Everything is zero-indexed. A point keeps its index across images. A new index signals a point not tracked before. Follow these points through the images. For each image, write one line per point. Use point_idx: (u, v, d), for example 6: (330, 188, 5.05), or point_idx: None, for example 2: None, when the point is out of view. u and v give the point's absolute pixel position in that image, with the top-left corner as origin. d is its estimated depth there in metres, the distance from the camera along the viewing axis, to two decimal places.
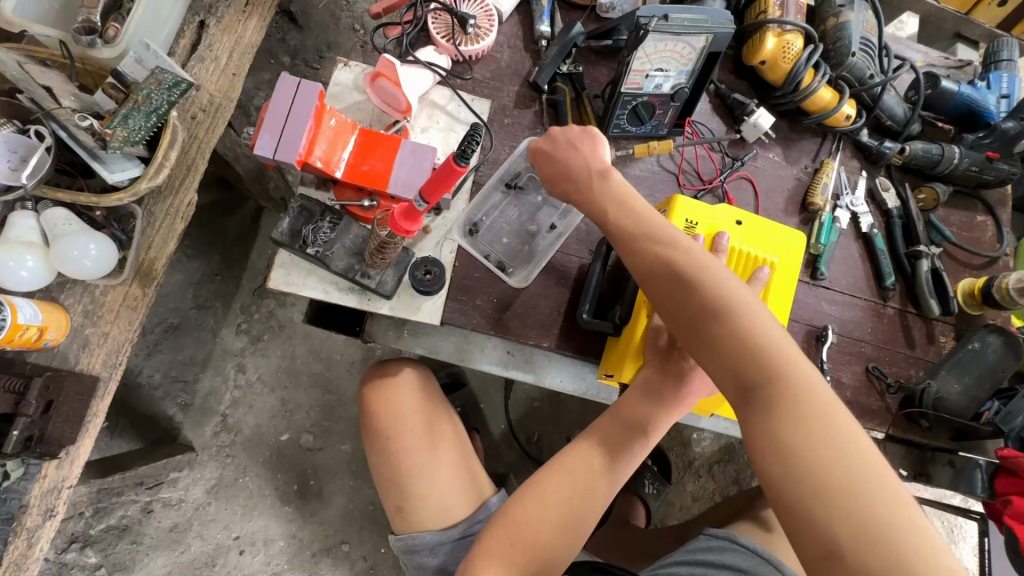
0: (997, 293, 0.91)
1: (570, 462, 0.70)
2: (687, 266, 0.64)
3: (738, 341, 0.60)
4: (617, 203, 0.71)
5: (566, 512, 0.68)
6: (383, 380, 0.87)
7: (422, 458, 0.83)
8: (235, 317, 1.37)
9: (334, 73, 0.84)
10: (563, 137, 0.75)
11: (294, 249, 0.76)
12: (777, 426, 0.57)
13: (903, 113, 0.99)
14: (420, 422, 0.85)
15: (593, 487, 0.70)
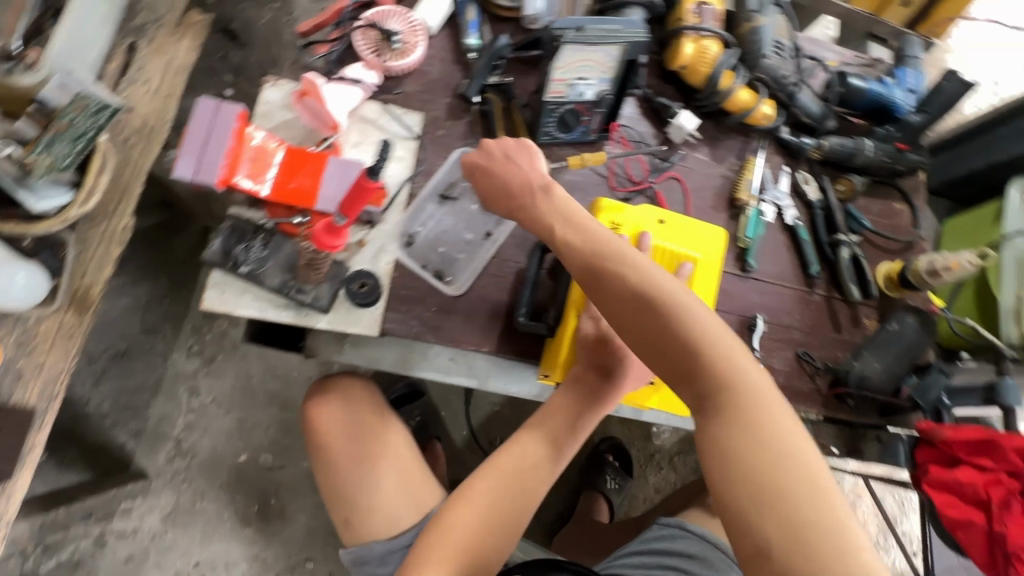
0: (912, 277, 0.97)
1: (502, 463, 0.77)
2: (637, 276, 0.65)
3: (683, 349, 0.62)
4: (567, 216, 0.70)
5: (498, 509, 0.74)
6: (323, 395, 0.88)
7: (365, 469, 0.84)
8: (187, 339, 1.35)
9: (263, 93, 0.85)
10: (499, 152, 0.76)
11: (227, 269, 0.77)
12: (729, 438, 0.59)
13: (819, 110, 1.04)
14: (360, 433, 0.87)
15: (524, 485, 0.76)
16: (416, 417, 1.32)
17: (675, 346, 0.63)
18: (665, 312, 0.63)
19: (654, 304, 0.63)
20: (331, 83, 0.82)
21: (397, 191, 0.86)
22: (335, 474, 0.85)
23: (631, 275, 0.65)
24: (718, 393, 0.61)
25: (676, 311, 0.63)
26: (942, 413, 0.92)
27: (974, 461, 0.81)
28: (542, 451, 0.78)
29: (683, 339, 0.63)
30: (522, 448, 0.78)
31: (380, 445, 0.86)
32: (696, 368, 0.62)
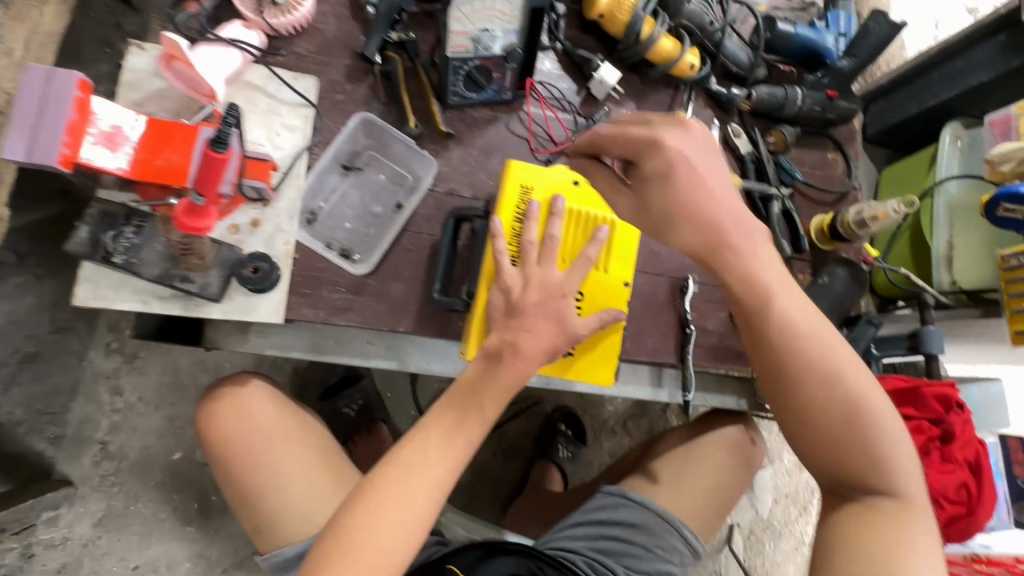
0: (842, 228, 0.95)
1: (401, 457, 0.64)
2: (807, 344, 0.67)
3: (825, 411, 0.66)
4: (753, 260, 0.69)
5: (402, 514, 0.61)
6: (211, 403, 0.84)
7: (264, 470, 0.82)
8: (103, 336, 1.26)
9: (127, 59, 0.75)
10: (678, 160, 0.67)
11: (98, 260, 0.69)
12: (875, 518, 0.63)
13: (747, 58, 1.00)
14: (258, 433, 0.83)
15: (429, 480, 0.63)
16: (357, 403, 1.28)
17: (795, 415, 0.68)
18: (785, 382, 0.67)
19: (797, 376, 0.67)
20: (206, 45, 0.75)
21: (290, 164, 0.78)
22: (236, 482, 0.82)
23: (774, 348, 0.68)
24: (850, 462, 0.65)
25: (794, 384, 0.67)
26: (872, 364, 0.91)
27: (900, 411, 0.80)
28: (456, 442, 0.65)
29: (797, 409, 0.67)
30: (423, 439, 0.64)
31: (280, 441, 0.84)
32: (814, 438, 0.67)
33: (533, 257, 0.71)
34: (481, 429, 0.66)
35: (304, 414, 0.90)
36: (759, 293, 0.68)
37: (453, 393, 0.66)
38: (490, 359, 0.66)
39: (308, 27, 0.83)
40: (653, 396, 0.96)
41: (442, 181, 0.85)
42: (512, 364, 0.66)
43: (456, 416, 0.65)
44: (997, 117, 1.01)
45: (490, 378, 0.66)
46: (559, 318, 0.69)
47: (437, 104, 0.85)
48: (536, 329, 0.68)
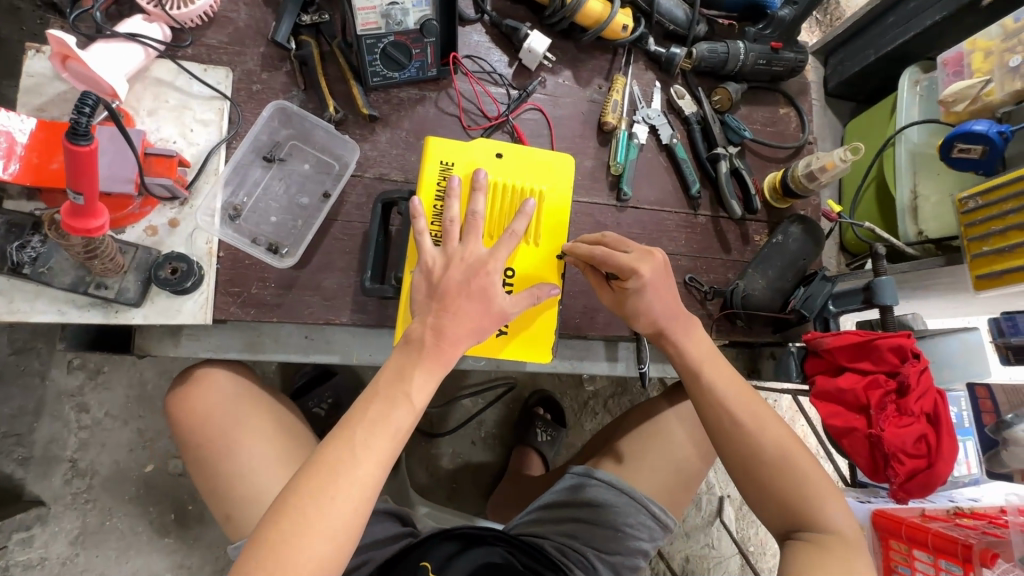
0: (792, 184, 0.92)
1: (327, 456, 0.58)
2: (736, 409, 0.69)
3: (757, 466, 0.67)
4: (692, 347, 0.74)
5: (336, 514, 0.56)
6: (182, 388, 0.82)
7: (237, 454, 0.81)
8: (64, 354, 1.21)
9: (25, 63, 0.72)
10: (646, 271, 0.71)
11: (7, 273, 0.67)
12: (812, 560, 0.61)
13: (684, 15, 0.96)
14: (229, 422, 0.82)
15: (360, 478, 0.58)
16: (326, 401, 1.24)
17: (738, 471, 0.69)
18: (729, 446, 0.69)
19: (736, 436, 0.69)
20: (103, 42, 0.72)
21: (204, 159, 0.77)
22: (208, 468, 0.81)
23: (713, 412, 0.70)
24: (785, 510, 0.66)
25: (737, 446, 0.69)
26: (828, 322, 0.89)
27: (856, 367, 0.78)
28: (391, 439, 0.60)
29: (739, 469, 0.69)
30: (349, 436, 0.59)
31: (253, 425, 0.83)
32: (760, 493, 0.68)
33: (455, 236, 0.69)
34: (411, 418, 0.61)
35: (275, 398, 0.89)
36: (695, 370, 0.72)
37: (378, 383, 0.62)
38: (413, 345, 0.63)
39: (217, 16, 0.80)
40: (610, 370, 0.95)
41: (369, 166, 0.83)
42: (435, 349, 0.63)
43: (384, 407, 0.60)
44: (948, 57, 0.98)
45: (416, 366, 0.62)
46: (482, 297, 0.65)
47: (357, 87, 0.82)
48: (466, 312, 0.64)
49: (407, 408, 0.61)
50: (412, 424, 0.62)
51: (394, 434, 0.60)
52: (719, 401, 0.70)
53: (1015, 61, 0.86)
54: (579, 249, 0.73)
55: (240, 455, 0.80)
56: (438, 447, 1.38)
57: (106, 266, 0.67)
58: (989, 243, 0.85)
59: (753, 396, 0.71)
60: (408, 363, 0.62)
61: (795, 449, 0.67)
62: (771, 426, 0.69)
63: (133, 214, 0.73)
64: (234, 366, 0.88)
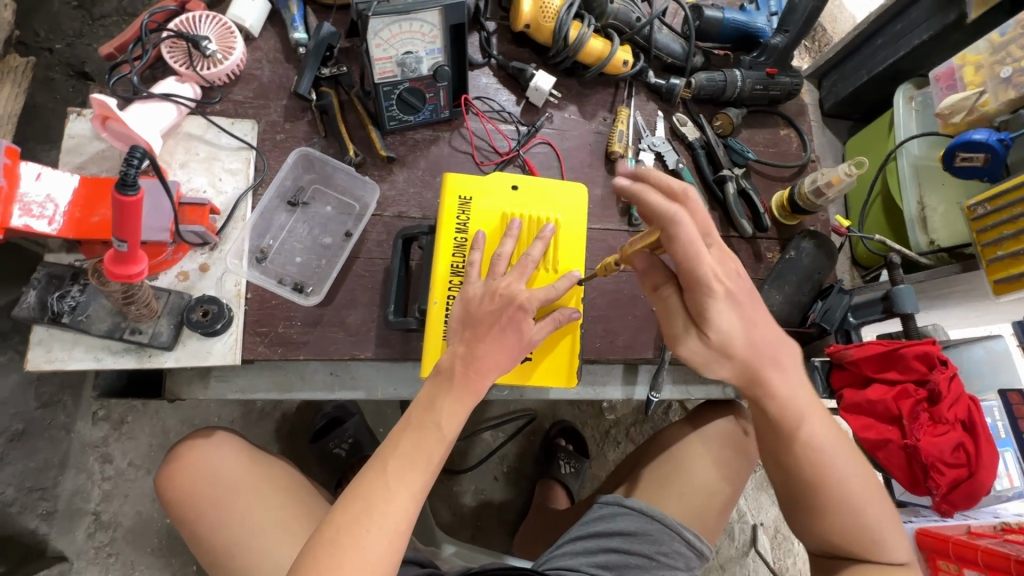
0: (800, 200, 0.94)
1: (359, 490, 0.58)
2: (822, 446, 0.66)
3: (835, 500, 0.66)
4: (788, 379, 0.65)
5: (370, 549, 0.55)
6: (175, 462, 0.82)
7: (229, 522, 0.79)
8: (89, 406, 1.22)
9: (66, 125, 0.77)
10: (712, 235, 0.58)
11: (47, 322, 0.69)
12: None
13: (681, 49, 1.01)
14: (223, 486, 0.81)
15: (394, 509, 0.57)
16: (347, 442, 1.22)
17: (802, 510, 0.68)
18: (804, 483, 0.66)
19: (818, 473, 0.65)
20: (141, 102, 0.77)
21: (232, 207, 0.80)
22: (204, 540, 0.79)
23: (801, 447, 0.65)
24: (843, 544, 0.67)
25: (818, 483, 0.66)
26: (849, 334, 0.88)
27: (883, 377, 0.77)
28: (420, 469, 0.60)
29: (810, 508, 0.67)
30: (381, 467, 0.59)
31: (244, 490, 0.81)
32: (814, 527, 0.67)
33: (500, 268, 0.70)
34: (441, 449, 0.62)
35: (270, 458, 0.88)
36: (791, 411, 0.65)
37: (408, 416, 0.63)
38: (443, 376, 0.64)
39: (243, 74, 0.86)
40: (628, 394, 0.95)
41: (388, 206, 0.86)
42: (465, 377, 0.63)
43: (414, 439, 0.61)
44: (940, 72, 1.00)
45: (444, 396, 0.63)
46: (513, 328, 0.65)
47: (375, 131, 0.86)
48: (495, 341, 0.64)
49: (437, 438, 0.61)
50: (444, 454, 0.62)
51: (423, 462, 0.60)
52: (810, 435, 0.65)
53: (1007, 72, 0.89)
54: (671, 214, 0.54)
55: (235, 521, 0.79)
56: (461, 484, 1.36)
57: (142, 311, 0.69)
58: (1003, 247, 0.86)
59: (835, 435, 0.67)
60: (449, 403, 0.62)
61: (867, 485, 0.66)
62: (849, 466, 0.66)
63: (167, 261, 0.76)
64: (224, 431, 0.87)
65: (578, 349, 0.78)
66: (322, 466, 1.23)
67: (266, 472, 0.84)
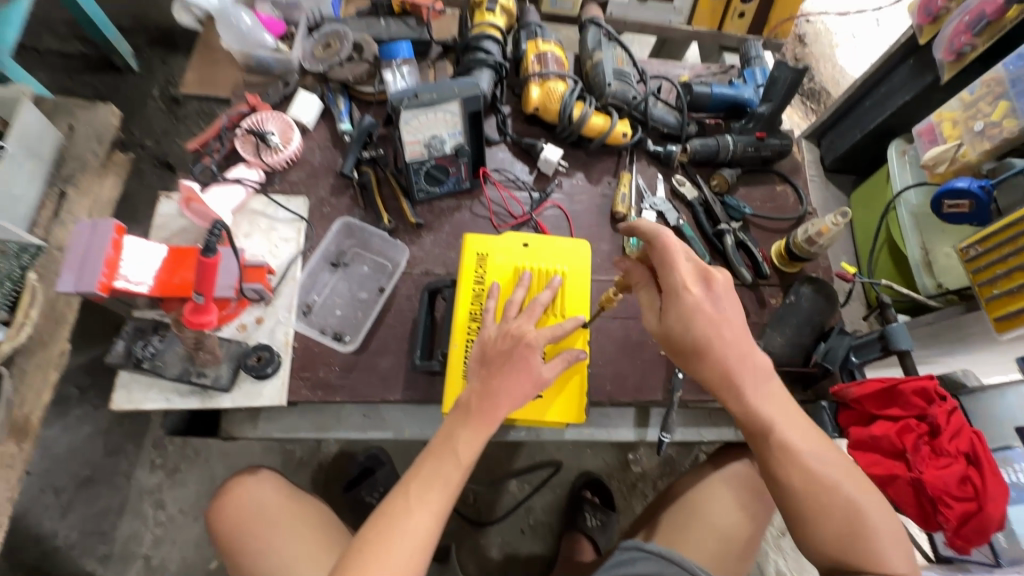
0: (795, 249, 1.01)
1: (383, 512, 0.66)
2: (802, 454, 0.68)
3: (824, 508, 0.67)
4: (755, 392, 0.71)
5: (390, 564, 0.62)
6: (225, 496, 0.91)
7: (268, 554, 0.86)
8: (148, 454, 1.33)
9: (159, 206, 0.95)
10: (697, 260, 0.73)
11: (131, 367, 0.82)
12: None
13: (675, 120, 1.14)
14: (264, 519, 0.88)
15: (414, 528, 0.64)
16: (378, 491, 1.28)
17: (801, 528, 0.69)
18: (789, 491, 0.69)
19: (804, 488, 0.68)
20: (217, 186, 0.94)
21: (286, 268, 0.94)
22: (244, 570, 0.86)
23: (781, 456, 0.69)
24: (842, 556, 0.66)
25: (804, 487, 0.67)
26: (853, 373, 0.92)
27: (887, 414, 0.79)
28: (437, 492, 0.67)
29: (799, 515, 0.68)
30: (404, 490, 0.67)
31: (282, 524, 0.88)
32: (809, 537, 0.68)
33: (513, 313, 0.80)
34: (458, 472, 0.68)
35: (307, 495, 0.95)
36: (758, 422, 0.70)
37: (429, 446, 0.70)
38: (461, 409, 0.72)
39: (299, 160, 1.03)
40: (641, 437, 0.99)
41: (417, 264, 0.98)
42: (481, 410, 0.70)
43: (434, 465, 0.68)
44: (922, 129, 1.08)
45: (463, 428, 0.70)
46: (522, 360, 0.73)
47: (406, 202, 1.01)
48: (503, 376, 0.72)
49: (454, 463, 0.68)
50: (462, 478, 0.69)
51: (443, 486, 0.67)
52: (788, 441, 0.69)
53: (980, 126, 0.96)
54: (656, 228, 0.73)
55: (273, 553, 0.86)
56: (487, 536, 1.38)
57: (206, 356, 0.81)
58: (998, 285, 0.89)
59: (818, 443, 0.69)
60: (466, 433, 0.69)
61: (860, 490, 0.67)
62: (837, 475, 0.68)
63: (230, 313, 0.89)
64: (268, 469, 0.95)
65: (585, 389, 0.85)
66: (353, 515, 1.28)
67: (303, 508, 0.91)
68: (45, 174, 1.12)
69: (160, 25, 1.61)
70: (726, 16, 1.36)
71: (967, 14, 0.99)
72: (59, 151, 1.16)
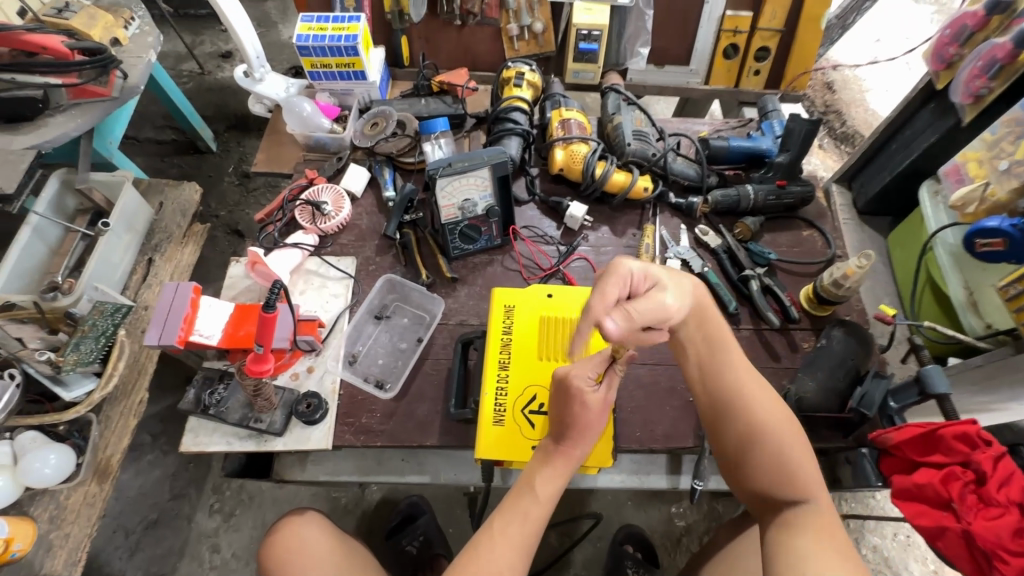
0: (823, 291, 1.01)
1: (472, 545, 0.71)
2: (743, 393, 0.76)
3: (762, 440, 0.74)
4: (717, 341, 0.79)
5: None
6: (276, 531, 0.97)
7: None
8: (208, 499, 1.43)
9: (229, 269, 1.08)
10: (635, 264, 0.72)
11: (199, 413, 0.92)
12: (798, 540, 0.67)
13: (695, 173, 1.20)
14: (309, 557, 0.93)
15: (497, 558, 0.69)
16: (419, 539, 1.30)
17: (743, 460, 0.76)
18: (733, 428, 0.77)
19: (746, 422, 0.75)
20: (279, 249, 1.06)
21: (335, 321, 1.03)
22: None
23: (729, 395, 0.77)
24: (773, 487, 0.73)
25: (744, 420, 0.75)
26: (892, 418, 0.90)
27: (928, 461, 0.78)
28: (519, 527, 0.71)
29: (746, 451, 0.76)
30: (489, 525, 0.72)
31: (325, 563, 0.93)
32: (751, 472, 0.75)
33: None
34: (540, 509, 0.73)
35: (349, 540, 1.00)
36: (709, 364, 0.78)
37: (512, 487, 0.76)
38: (541, 453, 0.77)
39: (349, 224, 1.15)
40: (673, 484, 0.99)
41: (452, 315, 1.05)
42: (561, 453, 0.75)
43: (516, 501, 0.73)
44: (947, 168, 1.09)
45: (544, 467, 0.75)
46: (577, 402, 0.73)
47: (443, 259, 1.10)
48: (576, 420, 0.74)
49: (536, 500, 0.73)
50: (542, 514, 0.73)
51: (528, 521, 0.72)
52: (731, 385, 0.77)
53: (1004, 165, 0.96)
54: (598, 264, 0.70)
55: None
56: None
57: (264, 403, 0.90)
58: None
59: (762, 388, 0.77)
60: (548, 472, 0.75)
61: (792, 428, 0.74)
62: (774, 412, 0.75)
63: (285, 363, 0.98)
64: (315, 511, 1.02)
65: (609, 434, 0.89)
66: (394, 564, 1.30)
67: (344, 552, 0.97)
68: (138, 245, 1.30)
69: (237, 113, 1.87)
70: (742, 73, 1.43)
71: (979, 59, 1.01)
72: (150, 224, 1.34)
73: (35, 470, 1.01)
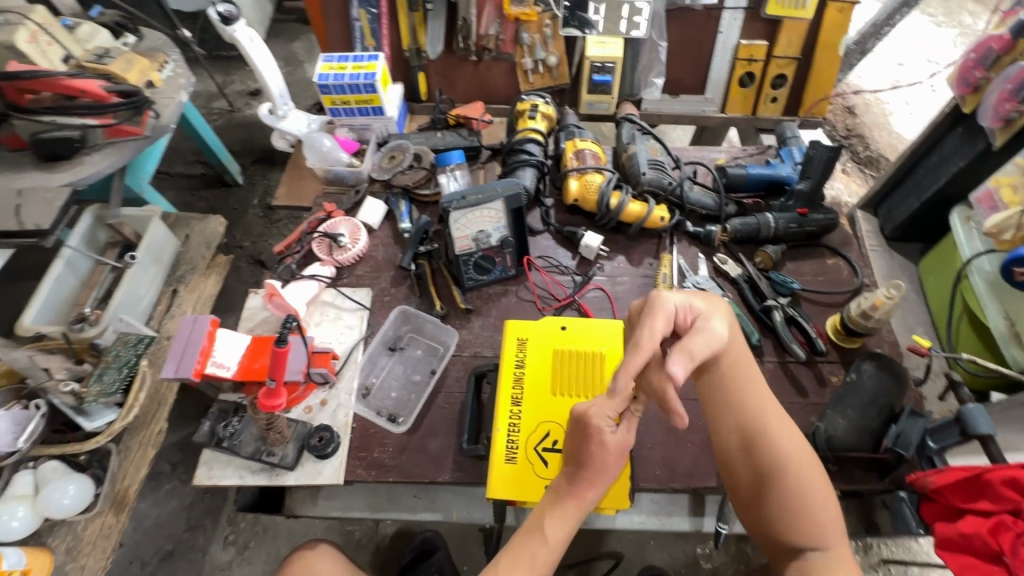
0: (850, 323, 0.97)
1: None
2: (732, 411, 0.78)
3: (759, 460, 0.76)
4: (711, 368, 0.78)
5: None
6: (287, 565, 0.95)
7: None
8: (223, 530, 1.42)
9: (248, 301, 1.10)
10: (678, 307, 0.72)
11: (213, 445, 0.92)
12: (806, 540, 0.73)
13: (713, 202, 1.18)
14: None
15: None
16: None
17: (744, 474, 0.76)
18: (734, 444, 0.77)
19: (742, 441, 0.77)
20: (296, 281, 1.08)
21: (349, 353, 1.03)
22: None
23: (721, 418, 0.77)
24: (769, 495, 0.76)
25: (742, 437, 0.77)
26: (933, 460, 0.88)
27: (975, 508, 0.74)
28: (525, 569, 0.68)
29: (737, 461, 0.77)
30: (495, 565, 0.69)
31: None
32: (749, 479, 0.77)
33: None
34: (548, 553, 0.69)
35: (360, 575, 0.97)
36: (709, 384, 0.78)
37: (519, 527, 0.73)
38: (552, 492, 0.73)
39: (365, 255, 1.16)
40: (695, 526, 0.94)
41: (466, 347, 1.04)
42: (574, 495, 0.71)
43: (524, 541, 0.70)
44: (979, 195, 1.04)
45: (555, 508, 0.72)
46: (595, 442, 0.70)
47: (457, 290, 1.09)
48: (592, 459, 0.70)
49: (544, 542, 0.70)
50: (550, 559, 0.69)
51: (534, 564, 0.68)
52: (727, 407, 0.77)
53: None
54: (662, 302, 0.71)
55: None
56: None
57: (276, 437, 0.90)
58: None
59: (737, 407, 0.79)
60: (558, 514, 0.71)
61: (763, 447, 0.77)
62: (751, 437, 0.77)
63: (298, 396, 0.98)
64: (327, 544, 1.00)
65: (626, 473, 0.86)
66: None
67: None
68: (164, 277, 1.34)
69: (262, 148, 1.93)
70: (759, 101, 1.42)
71: (1008, 82, 0.98)
72: (176, 256, 1.38)
73: (55, 500, 1.03)
